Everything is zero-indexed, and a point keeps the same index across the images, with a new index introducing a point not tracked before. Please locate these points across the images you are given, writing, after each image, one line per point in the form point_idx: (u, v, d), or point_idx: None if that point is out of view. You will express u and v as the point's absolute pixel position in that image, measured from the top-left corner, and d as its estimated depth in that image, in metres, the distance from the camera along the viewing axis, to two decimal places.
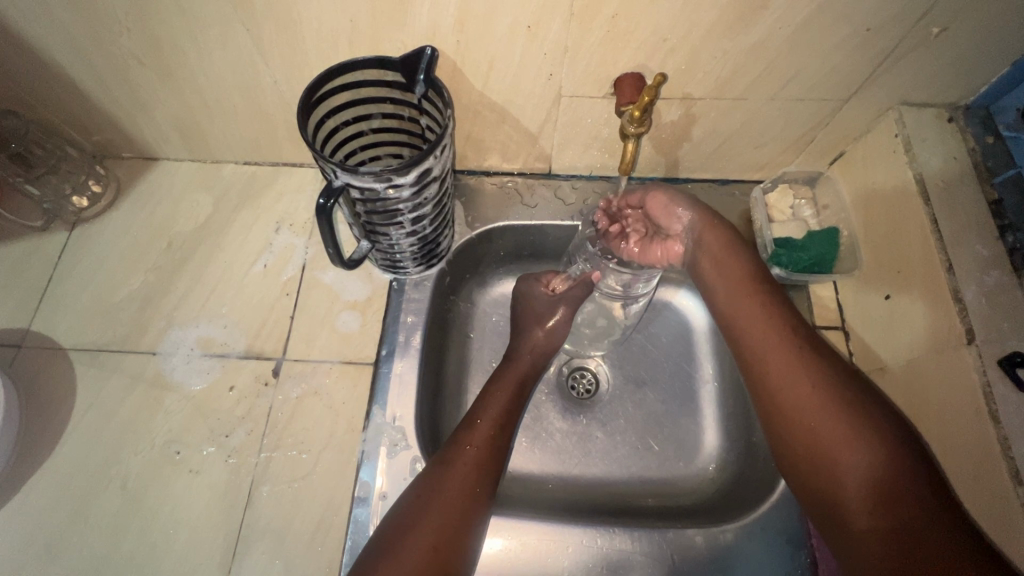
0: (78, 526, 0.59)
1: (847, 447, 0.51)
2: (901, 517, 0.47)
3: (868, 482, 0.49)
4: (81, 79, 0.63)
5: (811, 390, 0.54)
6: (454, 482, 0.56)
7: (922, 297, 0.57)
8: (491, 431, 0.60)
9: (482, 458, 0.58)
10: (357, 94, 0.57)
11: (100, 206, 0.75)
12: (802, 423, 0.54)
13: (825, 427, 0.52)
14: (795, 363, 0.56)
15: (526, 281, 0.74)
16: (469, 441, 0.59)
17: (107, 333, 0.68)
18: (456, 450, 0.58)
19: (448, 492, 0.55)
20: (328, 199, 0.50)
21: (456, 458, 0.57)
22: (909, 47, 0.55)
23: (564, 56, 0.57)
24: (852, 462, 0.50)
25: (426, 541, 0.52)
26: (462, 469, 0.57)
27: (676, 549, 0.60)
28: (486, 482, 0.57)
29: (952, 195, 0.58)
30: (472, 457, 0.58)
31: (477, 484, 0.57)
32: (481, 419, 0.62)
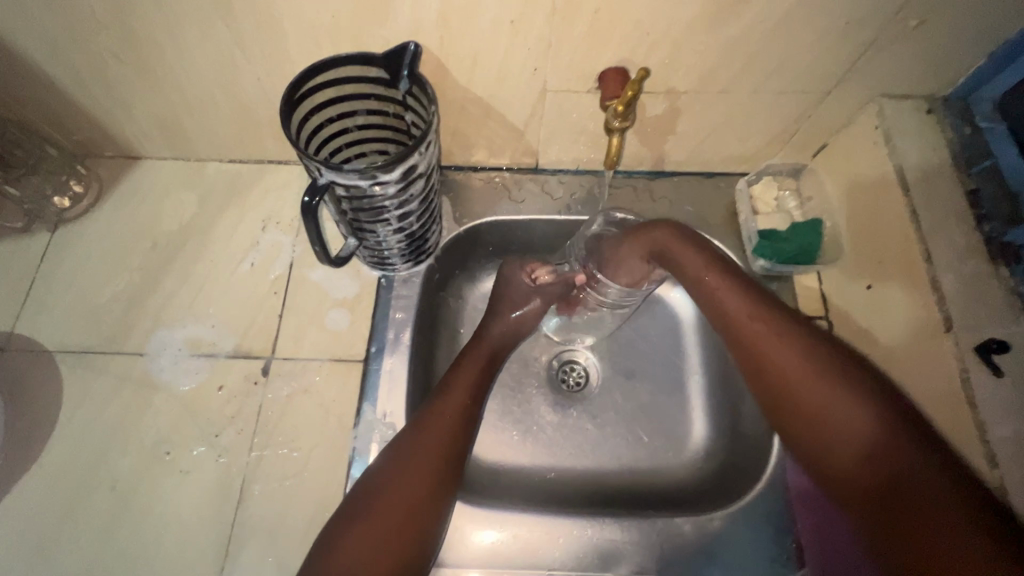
0: (68, 529, 0.59)
1: (827, 407, 0.53)
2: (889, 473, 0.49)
3: (861, 445, 0.51)
4: (59, 77, 0.62)
5: (795, 360, 0.56)
6: (414, 466, 0.56)
7: (902, 287, 0.58)
8: (453, 411, 0.60)
9: (446, 446, 0.58)
10: (340, 91, 0.56)
11: (83, 206, 0.74)
12: (789, 393, 0.55)
13: (815, 396, 0.54)
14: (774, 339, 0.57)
15: (510, 264, 0.72)
16: (429, 424, 0.58)
17: (93, 335, 0.68)
18: (417, 432, 0.58)
19: (410, 477, 0.55)
20: (312, 197, 0.51)
21: (416, 441, 0.57)
22: (887, 39, 0.56)
23: (548, 51, 0.57)
24: (844, 422, 0.52)
25: (388, 523, 0.53)
26: (422, 452, 0.57)
27: (666, 538, 0.61)
28: (450, 470, 0.57)
29: (931, 185, 0.59)
30: (436, 444, 0.57)
31: (441, 469, 0.57)
32: (447, 405, 0.60)
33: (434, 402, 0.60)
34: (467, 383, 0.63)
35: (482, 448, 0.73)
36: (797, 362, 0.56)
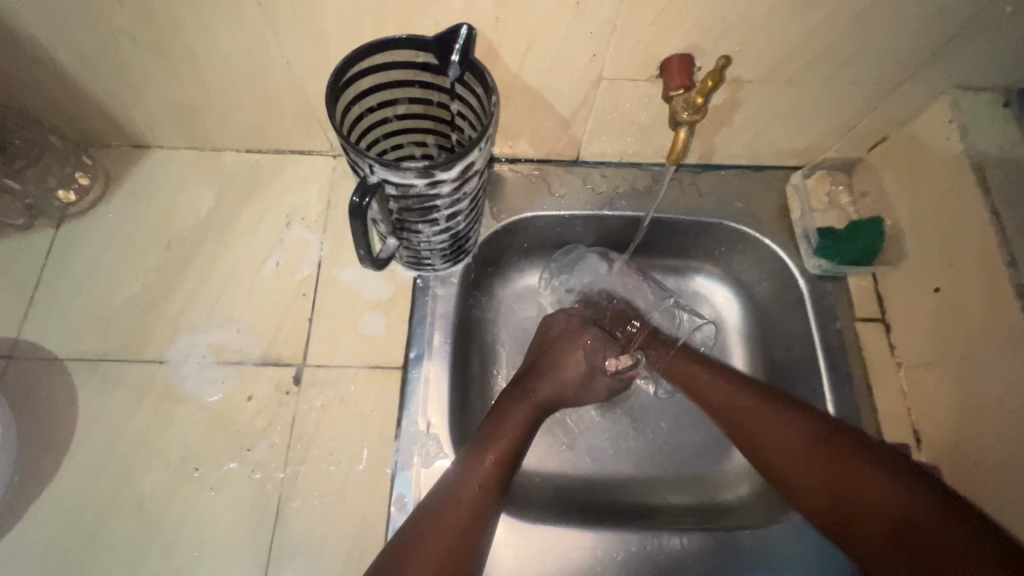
0: (92, 552, 0.55)
1: (821, 472, 0.54)
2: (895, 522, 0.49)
3: (876, 499, 0.51)
4: (65, 58, 0.56)
5: (789, 439, 0.56)
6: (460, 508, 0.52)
7: (979, 292, 0.56)
8: (503, 455, 0.56)
9: (486, 495, 0.54)
10: (383, 77, 0.51)
11: (89, 200, 0.68)
12: (796, 469, 0.55)
13: (806, 465, 0.55)
14: (761, 415, 0.58)
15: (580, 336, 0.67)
16: (479, 463, 0.55)
17: (108, 341, 0.63)
18: (467, 472, 0.54)
19: (442, 526, 0.51)
20: (362, 197, 0.46)
21: (466, 481, 0.53)
22: (973, 25, 0.52)
23: (611, 35, 0.52)
24: (853, 487, 0.52)
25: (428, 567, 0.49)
26: (471, 494, 0.53)
27: (724, 551, 0.59)
28: (486, 521, 0.53)
29: (1010, 184, 0.56)
30: (473, 492, 0.53)
31: (475, 517, 0.52)
32: (490, 452, 0.56)
33: (475, 450, 0.56)
34: (518, 425, 0.59)
35: (525, 457, 0.70)
36: (797, 446, 0.56)
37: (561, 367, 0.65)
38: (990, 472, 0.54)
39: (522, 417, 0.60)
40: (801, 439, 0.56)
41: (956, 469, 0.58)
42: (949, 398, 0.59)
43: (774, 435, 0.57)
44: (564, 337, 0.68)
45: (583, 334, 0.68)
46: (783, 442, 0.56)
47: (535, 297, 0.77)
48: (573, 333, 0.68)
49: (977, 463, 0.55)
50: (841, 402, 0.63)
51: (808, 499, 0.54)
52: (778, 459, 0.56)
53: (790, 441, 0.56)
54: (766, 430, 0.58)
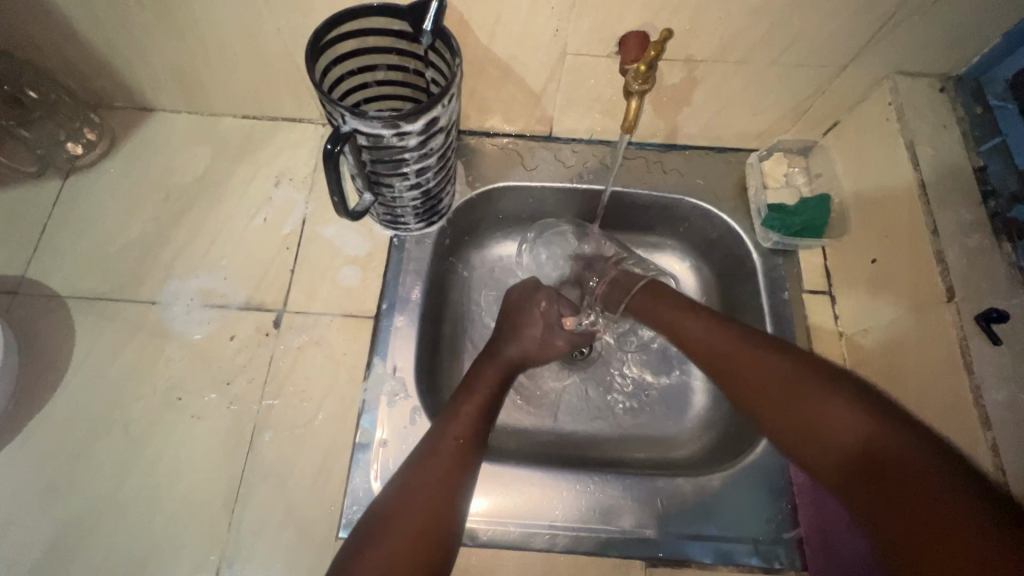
0: (81, 468, 0.60)
1: (844, 427, 0.46)
2: (896, 488, 0.41)
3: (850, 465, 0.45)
4: (77, 19, 0.61)
5: (807, 397, 0.49)
6: (434, 471, 0.54)
7: (906, 261, 0.60)
8: (472, 420, 0.59)
9: (465, 449, 0.56)
10: (362, 43, 0.57)
11: (95, 155, 0.74)
12: (820, 425, 0.48)
13: (841, 424, 0.46)
14: (789, 371, 0.52)
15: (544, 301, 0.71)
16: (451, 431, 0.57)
17: (105, 282, 0.68)
18: (438, 439, 0.56)
19: (426, 472, 0.53)
20: (335, 145, 0.51)
21: (439, 448, 0.55)
22: (905, 14, 0.57)
23: (571, 11, 0.57)
24: (843, 434, 0.46)
25: (411, 528, 0.50)
26: (444, 458, 0.55)
27: (666, 496, 0.62)
28: (466, 471, 0.55)
29: (940, 162, 0.60)
30: (454, 443, 0.56)
31: (457, 466, 0.55)
32: (463, 410, 0.59)
33: (451, 409, 0.59)
34: (492, 379, 0.64)
35: None
36: (832, 405, 0.47)
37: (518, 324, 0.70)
38: None
39: (495, 375, 0.64)
40: (824, 397, 0.48)
41: None
42: (879, 360, 0.63)
43: (800, 400, 0.50)
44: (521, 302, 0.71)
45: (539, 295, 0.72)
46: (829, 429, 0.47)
47: (506, 267, 0.81)
48: (528, 296, 0.72)
49: None
50: None
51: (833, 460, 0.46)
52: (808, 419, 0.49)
53: (818, 404, 0.48)
54: (791, 388, 0.51)
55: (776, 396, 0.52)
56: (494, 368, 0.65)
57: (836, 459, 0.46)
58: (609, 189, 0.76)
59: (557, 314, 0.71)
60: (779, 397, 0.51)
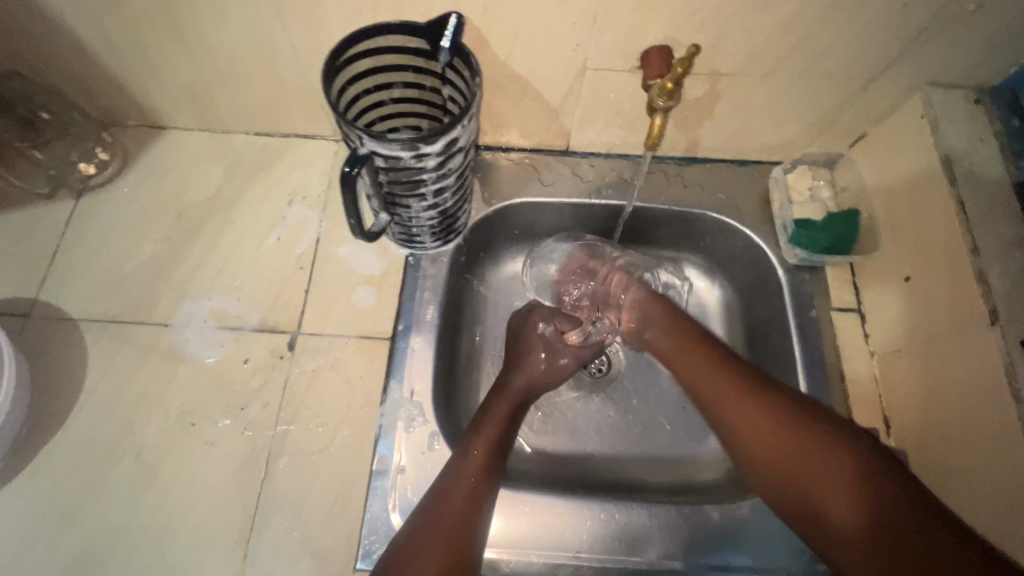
0: (93, 496, 0.59)
1: (832, 489, 0.49)
2: (889, 552, 0.45)
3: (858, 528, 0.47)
4: (91, 39, 0.61)
5: (787, 451, 0.52)
6: (449, 513, 0.52)
7: (943, 280, 0.58)
8: (485, 458, 0.57)
9: (478, 487, 0.55)
10: (380, 61, 0.55)
11: (107, 174, 0.73)
12: (808, 477, 0.51)
13: (823, 487, 0.50)
14: (770, 421, 0.54)
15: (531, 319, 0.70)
16: (465, 471, 0.55)
17: (118, 304, 0.67)
18: (451, 479, 0.55)
19: (440, 516, 0.52)
20: (353, 167, 0.49)
21: (451, 488, 0.54)
22: (940, 24, 0.55)
23: (592, 26, 0.56)
24: (832, 502, 0.49)
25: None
26: (457, 499, 0.53)
27: (693, 524, 0.60)
28: (482, 510, 0.54)
29: (977, 177, 0.58)
30: (468, 484, 0.54)
31: (472, 508, 0.53)
32: (476, 445, 0.58)
33: (463, 446, 0.58)
34: (504, 408, 0.62)
35: None
36: (817, 461, 0.51)
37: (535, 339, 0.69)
38: (950, 455, 0.55)
39: (509, 404, 0.63)
40: (805, 455, 0.51)
41: (919, 451, 0.59)
42: (914, 382, 0.60)
43: (780, 454, 0.53)
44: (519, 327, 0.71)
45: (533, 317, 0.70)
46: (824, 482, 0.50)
47: (521, 283, 0.80)
48: (524, 318, 0.71)
49: (938, 445, 0.57)
50: (813, 385, 0.65)
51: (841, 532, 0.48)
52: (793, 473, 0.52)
53: (802, 461, 0.51)
54: (781, 449, 0.53)
55: (764, 450, 0.54)
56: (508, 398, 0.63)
57: (839, 523, 0.49)
58: (627, 204, 0.74)
59: (555, 332, 0.70)
60: (764, 453, 0.54)
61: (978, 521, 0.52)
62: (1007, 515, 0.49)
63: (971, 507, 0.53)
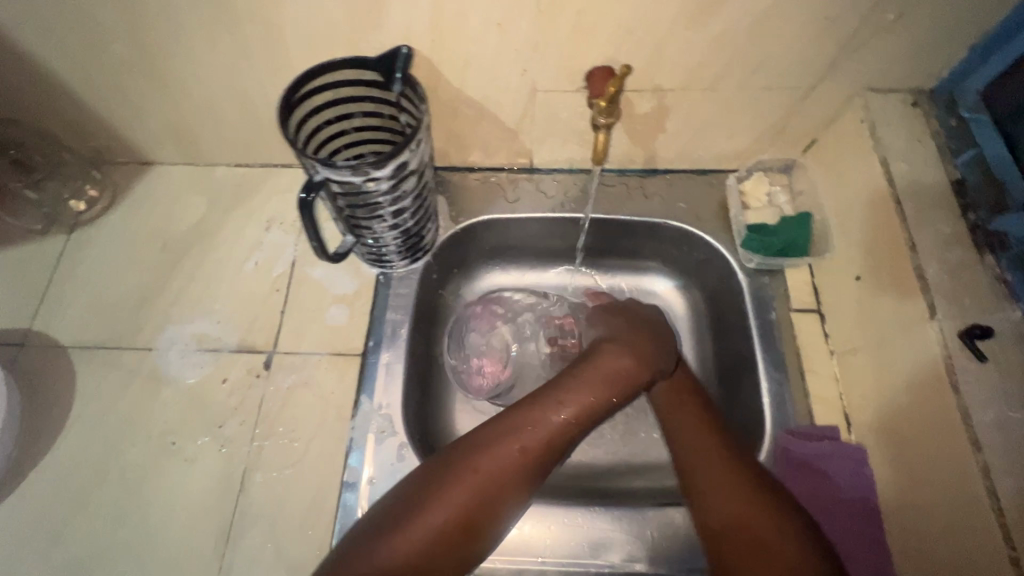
0: (78, 515, 0.62)
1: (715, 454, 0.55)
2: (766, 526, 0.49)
3: (720, 512, 0.51)
4: (76, 85, 0.66)
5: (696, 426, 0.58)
6: (489, 468, 0.49)
7: (889, 278, 0.59)
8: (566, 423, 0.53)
9: (548, 436, 0.52)
10: (336, 94, 0.59)
11: (98, 209, 0.78)
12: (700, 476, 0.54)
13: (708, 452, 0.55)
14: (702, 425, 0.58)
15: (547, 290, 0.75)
16: (534, 423, 0.52)
17: (105, 331, 0.71)
18: (518, 430, 0.51)
19: (488, 466, 0.49)
20: (308, 193, 0.53)
21: (517, 440, 0.51)
22: (866, 34, 0.57)
23: (535, 52, 0.59)
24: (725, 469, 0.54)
25: (448, 518, 0.46)
26: (513, 452, 0.50)
27: (656, 527, 0.61)
28: (529, 485, 0.50)
29: (916, 177, 0.59)
30: (527, 442, 0.51)
31: (532, 459, 0.51)
32: (575, 392, 0.55)
33: (553, 401, 0.54)
34: (611, 368, 0.58)
35: None
36: (724, 471, 0.53)
37: None
38: (905, 450, 0.56)
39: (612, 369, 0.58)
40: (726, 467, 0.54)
41: (876, 447, 0.60)
42: (870, 379, 0.61)
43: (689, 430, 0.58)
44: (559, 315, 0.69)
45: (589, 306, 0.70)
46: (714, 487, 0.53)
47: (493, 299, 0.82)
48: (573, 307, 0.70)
49: (894, 439, 0.57)
50: (774, 386, 0.66)
51: (709, 513, 0.52)
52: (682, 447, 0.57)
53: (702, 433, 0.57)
54: (690, 432, 0.57)
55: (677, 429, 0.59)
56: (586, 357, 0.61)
57: (709, 503, 0.52)
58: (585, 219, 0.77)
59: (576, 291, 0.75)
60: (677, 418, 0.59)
61: (931, 517, 0.52)
62: (953, 505, 0.50)
63: (925, 502, 0.53)
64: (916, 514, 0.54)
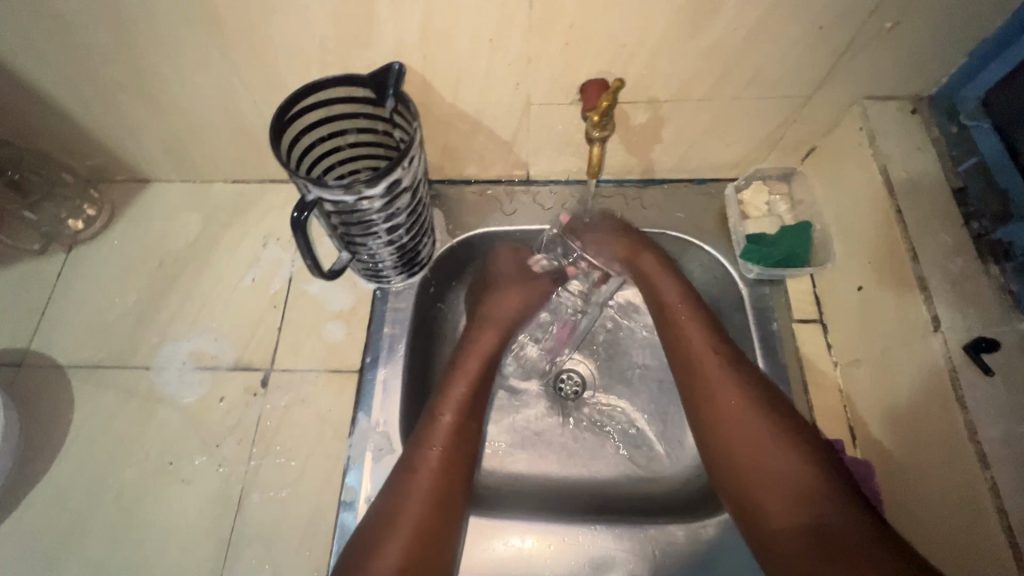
0: (76, 537, 0.61)
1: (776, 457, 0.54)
2: (815, 495, 0.51)
3: (788, 518, 0.51)
4: (70, 107, 0.66)
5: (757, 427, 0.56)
6: (423, 485, 0.56)
7: (892, 289, 0.58)
8: (458, 422, 0.62)
9: (451, 450, 0.59)
10: (330, 111, 0.59)
11: (95, 228, 0.78)
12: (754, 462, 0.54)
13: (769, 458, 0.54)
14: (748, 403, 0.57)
15: (497, 254, 0.75)
16: (432, 439, 0.59)
17: (103, 350, 0.71)
18: (421, 448, 0.59)
19: (418, 485, 0.56)
20: (301, 213, 0.53)
21: (421, 458, 0.58)
22: (864, 42, 0.56)
23: (527, 66, 0.59)
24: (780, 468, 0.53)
25: (403, 539, 0.53)
26: (431, 463, 0.58)
27: (657, 544, 0.60)
28: (455, 498, 0.58)
29: (917, 186, 0.58)
30: (438, 453, 0.59)
31: (450, 476, 0.58)
32: (445, 410, 0.62)
33: (432, 411, 0.62)
34: (470, 370, 0.66)
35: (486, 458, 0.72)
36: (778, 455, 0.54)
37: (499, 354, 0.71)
38: (910, 465, 0.55)
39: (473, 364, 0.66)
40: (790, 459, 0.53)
41: (882, 460, 0.59)
42: (874, 390, 0.60)
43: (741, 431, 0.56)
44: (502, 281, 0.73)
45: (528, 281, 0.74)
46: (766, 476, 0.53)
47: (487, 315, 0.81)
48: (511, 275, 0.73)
49: (901, 453, 0.56)
50: None
51: (771, 519, 0.52)
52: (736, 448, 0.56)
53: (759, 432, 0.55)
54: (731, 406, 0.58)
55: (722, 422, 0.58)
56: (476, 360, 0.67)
57: (773, 511, 0.52)
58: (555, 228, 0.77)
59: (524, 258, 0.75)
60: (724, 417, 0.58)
61: (936, 531, 0.52)
62: (962, 522, 0.49)
63: (929, 517, 0.53)
64: (924, 531, 0.53)
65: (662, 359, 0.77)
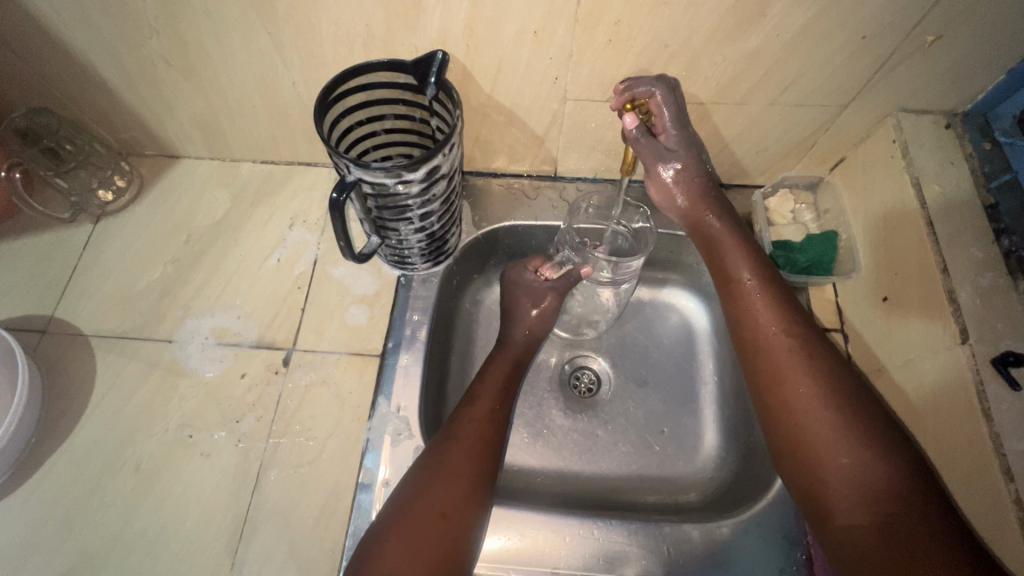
0: (91, 505, 0.61)
1: (847, 451, 0.50)
2: (886, 490, 0.47)
3: (851, 507, 0.48)
4: (110, 78, 0.66)
5: (827, 422, 0.52)
6: (457, 452, 0.58)
7: (920, 303, 0.59)
8: (493, 409, 0.63)
9: (484, 430, 0.61)
10: (370, 96, 0.60)
11: (124, 200, 0.79)
12: (804, 437, 0.53)
13: (835, 454, 0.50)
14: (803, 360, 0.56)
15: (515, 268, 0.75)
16: (470, 416, 0.62)
17: (127, 321, 0.71)
18: (459, 425, 0.61)
19: (454, 454, 0.58)
20: (341, 193, 0.53)
21: (459, 431, 0.60)
22: (905, 54, 0.57)
23: (568, 61, 0.59)
24: (848, 472, 0.49)
25: (434, 505, 0.54)
26: (467, 439, 0.59)
27: (673, 543, 0.60)
28: (488, 468, 0.59)
29: (947, 201, 0.60)
30: (476, 430, 0.60)
31: (483, 457, 0.59)
32: (481, 395, 0.64)
33: (469, 395, 0.65)
34: (503, 366, 0.68)
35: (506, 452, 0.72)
36: (832, 418, 0.52)
37: (518, 345, 0.70)
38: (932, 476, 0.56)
39: (507, 362, 0.69)
40: (849, 438, 0.50)
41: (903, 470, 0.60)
42: (893, 401, 0.61)
43: (812, 422, 0.53)
44: (527, 292, 0.72)
45: (548, 296, 0.72)
46: (838, 464, 0.50)
47: (495, 313, 0.81)
48: (530, 288, 0.72)
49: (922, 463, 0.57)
50: None
51: (831, 497, 0.50)
52: (810, 435, 0.52)
53: (827, 428, 0.52)
54: (790, 366, 0.56)
55: (792, 408, 0.54)
56: (507, 355, 0.69)
57: (830, 483, 0.50)
58: (569, 225, 0.73)
59: (531, 270, 0.74)
60: (794, 407, 0.54)
61: None
62: (986, 529, 0.50)
63: None
64: None
65: (676, 346, 0.80)
